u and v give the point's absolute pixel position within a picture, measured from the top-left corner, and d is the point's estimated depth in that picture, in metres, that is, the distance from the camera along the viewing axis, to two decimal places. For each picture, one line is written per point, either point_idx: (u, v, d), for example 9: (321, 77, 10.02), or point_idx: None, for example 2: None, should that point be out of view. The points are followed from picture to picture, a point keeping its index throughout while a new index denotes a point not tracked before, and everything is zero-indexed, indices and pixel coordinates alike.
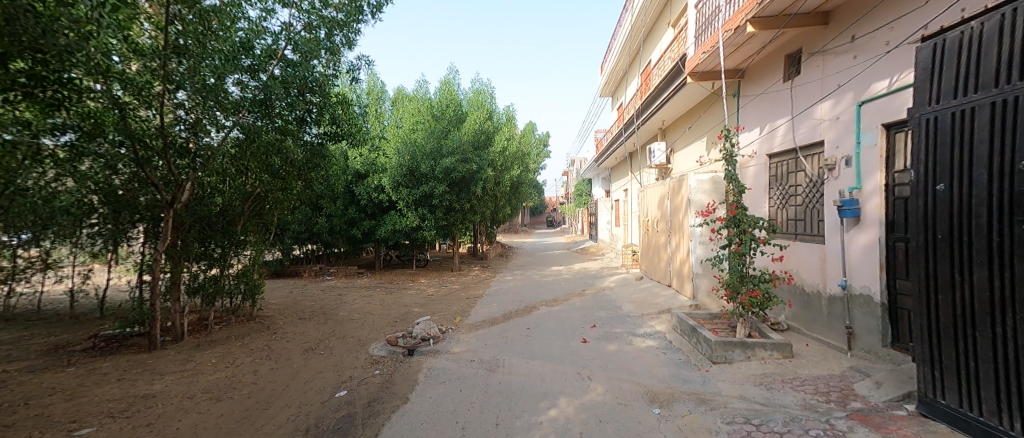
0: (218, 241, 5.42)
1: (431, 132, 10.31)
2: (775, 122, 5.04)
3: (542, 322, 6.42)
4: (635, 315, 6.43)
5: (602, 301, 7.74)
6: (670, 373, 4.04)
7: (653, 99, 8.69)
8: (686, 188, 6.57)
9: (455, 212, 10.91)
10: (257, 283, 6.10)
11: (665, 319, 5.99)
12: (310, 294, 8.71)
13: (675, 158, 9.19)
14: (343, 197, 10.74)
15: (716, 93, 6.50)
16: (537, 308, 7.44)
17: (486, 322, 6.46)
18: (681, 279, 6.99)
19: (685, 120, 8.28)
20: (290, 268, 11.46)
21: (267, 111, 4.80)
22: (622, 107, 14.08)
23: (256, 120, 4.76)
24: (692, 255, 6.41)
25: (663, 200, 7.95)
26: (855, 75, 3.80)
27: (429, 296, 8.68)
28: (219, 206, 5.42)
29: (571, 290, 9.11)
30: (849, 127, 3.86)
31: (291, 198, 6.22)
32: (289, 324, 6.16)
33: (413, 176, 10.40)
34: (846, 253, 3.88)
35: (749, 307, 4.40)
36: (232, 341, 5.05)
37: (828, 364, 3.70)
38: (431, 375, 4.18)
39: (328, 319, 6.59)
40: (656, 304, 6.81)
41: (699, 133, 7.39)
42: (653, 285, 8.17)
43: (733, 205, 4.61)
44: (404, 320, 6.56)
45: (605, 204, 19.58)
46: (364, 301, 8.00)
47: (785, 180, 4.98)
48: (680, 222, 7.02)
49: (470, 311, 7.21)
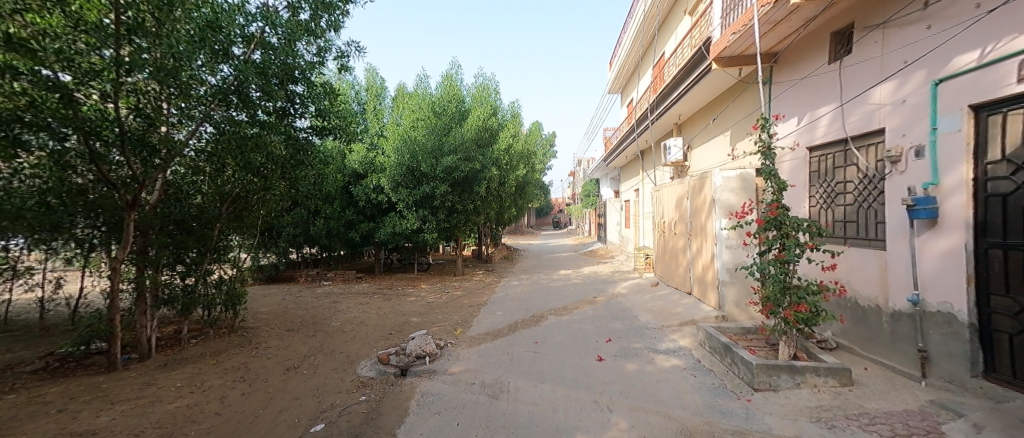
0: (194, 247, 4.89)
1: (432, 129, 9.80)
2: (818, 110, 4.43)
3: (551, 334, 5.82)
4: (655, 328, 5.82)
5: (616, 309, 7.13)
6: (705, 403, 3.43)
7: (669, 91, 8.06)
8: (709, 186, 5.91)
9: (457, 214, 10.34)
10: (238, 293, 5.58)
11: (689, 333, 5.37)
12: (303, 302, 8.19)
13: (693, 155, 8.57)
14: (341, 198, 10.23)
15: (745, 81, 5.88)
16: (546, 317, 6.84)
17: (489, 334, 5.88)
18: (705, 288, 6.32)
19: (705, 113, 7.66)
20: (286, 272, 10.99)
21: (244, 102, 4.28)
22: (632, 103, 13.45)
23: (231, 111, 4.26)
24: (718, 260, 5.79)
25: (682, 200, 7.32)
26: (928, 49, 3.19)
27: (430, 304, 8.13)
28: (194, 205, 4.86)
29: (581, 296, 8.51)
30: (921, 111, 3.24)
31: (280, 199, 5.74)
32: (273, 337, 5.63)
33: (414, 176, 9.87)
34: (916, 261, 3.26)
35: (794, 324, 3.78)
36: (205, 359, 4.53)
37: (900, 396, 3.08)
38: (424, 403, 3.61)
39: (318, 331, 6.05)
40: (677, 314, 6.20)
41: (723, 127, 6.78)
42: (671, 293, 7.53)
43: (773, 205, 3.99)
44: (399, 333, 6.00)
45: (614, 205, 18.92)
46: (359, 310, 7.47)
47: (830, 176, 4.36)
48: (703, 224, 6.35)
49: (471, 321, 6.64)
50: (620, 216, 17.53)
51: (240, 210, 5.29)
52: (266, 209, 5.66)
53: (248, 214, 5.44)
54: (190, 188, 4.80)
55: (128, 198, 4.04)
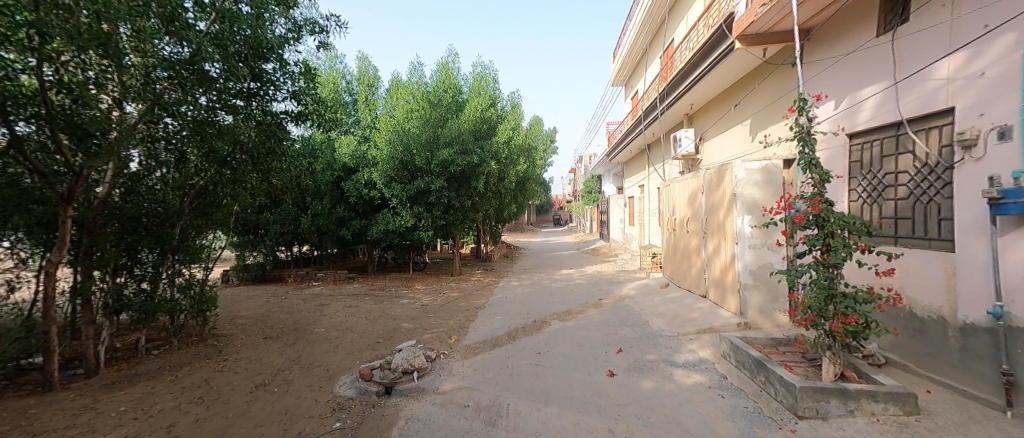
0: (151, 249, 4.31)
1: (426, 120, 9.24)
2: (863, 90, 3.86)
3: (555, 343, 5.27)
4: (670, 336, 5.28)
5: (624, 314, 6.58)
6: (740, 434, 2.88)
7: (681, 78, 7.50)
8: (730, 179, 5.36)
9: (454, 210, 9.79)
10: (208, 297, 5.03)
11: (710, 343, 4.82)
12: (289, 305, 7.64)
13: (706, 147, 8.04)
14: (330, 193, 9.65)
15: (771, 62, 5.34)
16: (548, 322, 6.30)
17: (486, 343, 5.34)
18: (724, 291, 5.80)
19: (721, 102, 7.12)
20: (273, 272, 10.42)
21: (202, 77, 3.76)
22: (637, 96, 12.97)
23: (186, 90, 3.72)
24: (739, 261, 5.25)
25: (696, 196, 6.78)
26: (1018, 8, 2.61)
27: (424, 307, 7.57)
28: (153, 199, 4.31)
29: (585, 298, 7.96)
30: (1004, 83, 2.68)
31: (255, 193, 5.23)
32: (248, 346, 5.09)
33: (407, 170, 9.30)
34: (999, 266, 2.69)
35: (842, 338, 3.23)
36: (163, 375, 3.98)
37: (985, 431, 2.53)
38: (408, 432, 3.05)
39: (298, 338, 5.50)
40: (692, 320, 5.66)
41: (744, 115, 6.24)
42: (684, 296, 6.99)
43: (815, 199, 3.43)
44: (387, 341, 5.45)
45: (618, 202, 18.38)
46: (347, 314, 6.91)
47: (877, 166, 3.80)
48: (721, 221, 5.82)
49: (467, 327, 6.09)
50: (624, 214, 16.92)
51: (205, 204, 4.79)
52: (238, 204, 5.13)
53: (216, 209, 4.92)
54: (151, 182, 4.27)
55: (60, 191, 3.45)
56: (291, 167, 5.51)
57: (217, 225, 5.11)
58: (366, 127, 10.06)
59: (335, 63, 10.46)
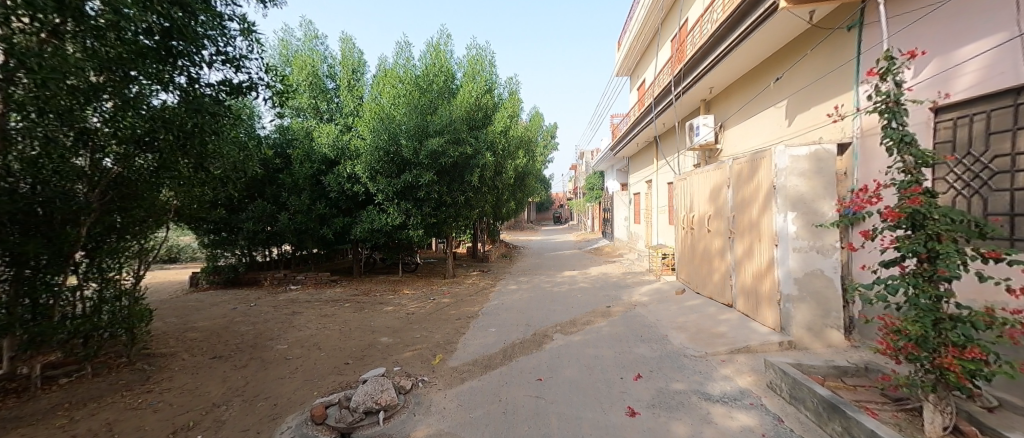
0: (44, 256, 3.34)
1: (414, 106, 8.32)
2: (962, 49, 3.00)
3: (558, 365, 4.37)
4: (696, 356, 4.40)
5: (638, 326, 5.70)
6: None
7: (702, 57, 6.67)
8: (769, 168, 4.51)
9: (446, 207, 8.86)
10: (136, 313, 4.19)
11: (749, 369, 3.93)
12: (256, 313, 6.75)
13: (727, 135, 7.21)
14: (309, 188, 8.71)
15: (821, 27, 4.51)
16: (550, 336, 5.42)
17: (476, 365, 4.45)
18: (756, 301, 4.99)
19: (751, 82, 6.28)
20: (248, 274, 9.52)
21: (111, 31, 3.04)
22: (646, 85, 12.13)
23: (87, 48, 3.00)
24: (781, 267, 4.40)
25: (721, 191, 5.94)
26: None
27: (409, 317, 6.66)
28: (57, 190, 3.33)
29: (591, 306, 7.08)
30: None
31: (195, 184, 4.34)
32: (187, 369, 4.21)
33: (395, 162, 8.41)
34: None
35: (958, 380, 2.29)
36: (53, 418, 3.10)
37: None
38: None
39: (253, 358, 4.60)
40: (721, 335, 4.77)
41: (783, 94, 5.41)
42: (706, 304, 6.12)
43: (915, 188, 2.50)
44: (359, 362, 4.56)
45: (623, 198, 17.49)
46: (319, 326, 5.98)
47: (985, 147, 2.92)
48: (755, 220, 4.98)
49: (456, 343, 5.20)
50: (630, 211, 15.94)
51: (124, 197, 3.82)
52: (172, 192, 4.25)
53: (139, 203, 3.93)
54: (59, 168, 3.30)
55: None
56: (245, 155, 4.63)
57: (149, 218, 4.17)
58: (349, 116, 9.14)
59: (315, 44, 9.54)
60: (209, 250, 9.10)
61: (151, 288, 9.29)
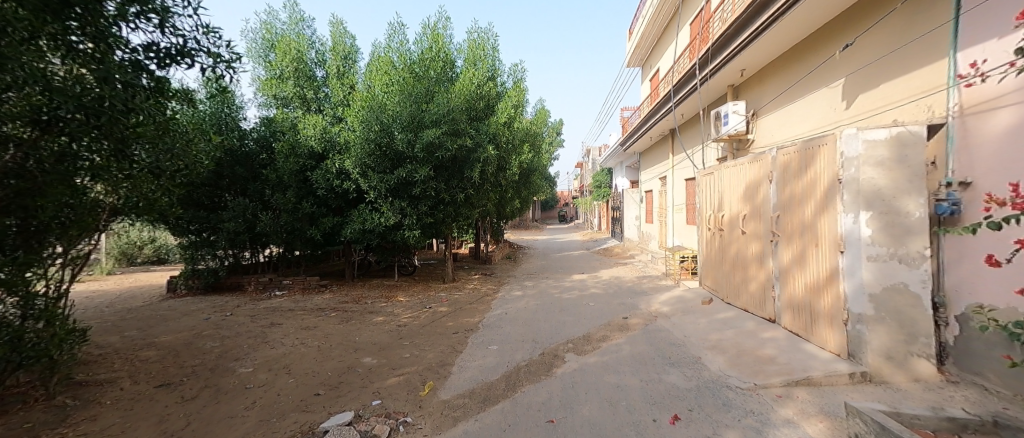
0: None
1: (408, 94, 7.53)
2: None
3: (574, 400, 3.54)
4: (743, 388, 3.57)
5: (664, 344, 4.88)
6: None
7: (734, 34, 5.79)
8: (836, 157, 3.68)
9: (444, 206, 8.10)
10: (68, 332, 3.42)
11: (817, 410, 3.09)
12: (227, 325, 5.97)
13: (761, 123, 6.39)
14: (295, 185, 7.93)
15: None
16: (561, 358, 4.61)
17: (474, 399, 3.62)
18: (811, 318, 4.17)
19: (799, 59, 5.41)
20: (230, 279, 8.80)
21: None
22: (660, 75, 11.23)
23: None
24: (851, 279, 3.57)
25: (761, 186, 5.09)
26: None
27: (400, 330, 5.86)
28: None
29: (607, 317, 6.24)
30: None
31: (118, 176, 3.40)
32: (119, 402, 3.43)
33: (388, 156, 7.65)
34: None
35: None
36: None
37: None
38: None
39: (206, 387, 3.80)
40: (771, 361, 3.93)
41: (843, 69, 4.57)
42: (741, 319, 5.28)
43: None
44: (333, 392, 3.75)
45: (633, 197, 16.63)
46: (295, 342, 5.19)
47: None
48: (811, 220, 4.14)
49: (450, 368, 4.38)
50: (641, 210, 15.00)
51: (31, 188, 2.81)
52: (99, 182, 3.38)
53: (35, 200, 2.88)
54: None
55: None
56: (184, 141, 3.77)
57: (71, 213, 3.33)
58: (339, 106, 8.36)
59: (302, 28, 8.79)
60: (187, 252, 8.36)
61: (127, 293, 8.59)
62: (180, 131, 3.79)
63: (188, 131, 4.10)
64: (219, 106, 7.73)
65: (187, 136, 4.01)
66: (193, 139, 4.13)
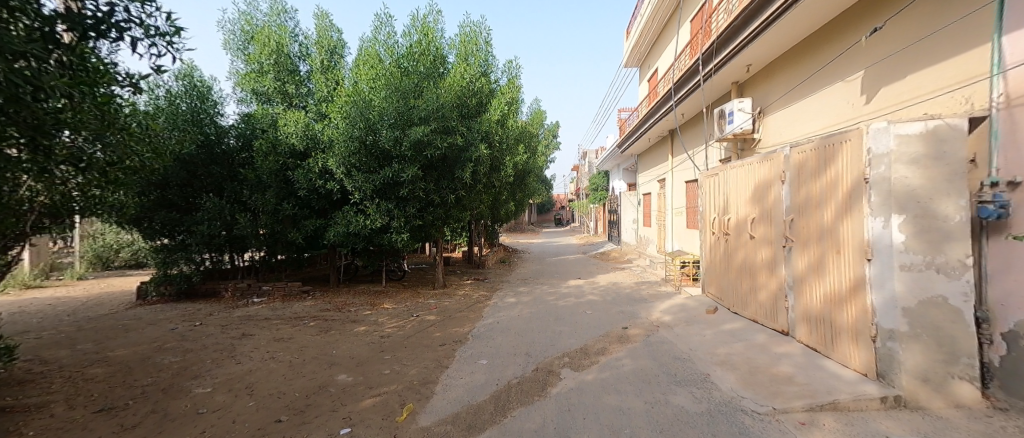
0: None
1: (395, 89, 7.12)
2: None
3: (570, 427, 3.12)
4: (761, 412, 3.16)
5: (668, 359, 4.47)
6: None
7: (740, 27, 5.45)
8: (862, 154, 3.30)
9: (434, 207, 7.67)
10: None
11: None
12: (194, 336, 5.49)
13: (769, 121, 6.03)
14: (275, 186, 7.46)
15: None
16: (556, 375, 4.18)
17: (457, 425, 3.18)
18: (831, 332, 3.79)
19: (811, 52, 5.06)
20: (206, 285, 8.30)
21: None
22: (660, 74, 10.86)
23: None
24: (880, 291, 3.19)
25: (773, 187, 4.70)
26: None
27: (382, 342, 5.41)
28: None
29: (605, 328, 5.83)
30: None
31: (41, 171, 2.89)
32: (42, 432, 2.95)
33: (374, 155, 7.23)
34: None
35: None
36: None
37: None
38: None
39: (152, 412, 3.34)
40: (789, 381, 3.52)
41: (863, 61, 4.21)
42: (751, 331, 4.88)
43: None
44: (296, 418, 3.30)
45: (631, 200, 16.30)
46: (264, 356, 4.73)
47: None
48: (832, 224, 3.76)
49: (433, 387, 3.94)
50: (639, 214, 14.69)
51: None
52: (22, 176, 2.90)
53: None
54: None
55: None
56: (121, 131, 3.32)
57: None
58: (323, 102, 7.93)
59: (284, 20, 8.36)
60: (158, 257, 7.81)
61: (95, 300, 8.07)
62: (118, 121, 3.34)
63: (129, 121, 3.62)
64: (193, 101, 7.37)
65: (128, 127, 3.54)
66: (136, 130, 3.65)
